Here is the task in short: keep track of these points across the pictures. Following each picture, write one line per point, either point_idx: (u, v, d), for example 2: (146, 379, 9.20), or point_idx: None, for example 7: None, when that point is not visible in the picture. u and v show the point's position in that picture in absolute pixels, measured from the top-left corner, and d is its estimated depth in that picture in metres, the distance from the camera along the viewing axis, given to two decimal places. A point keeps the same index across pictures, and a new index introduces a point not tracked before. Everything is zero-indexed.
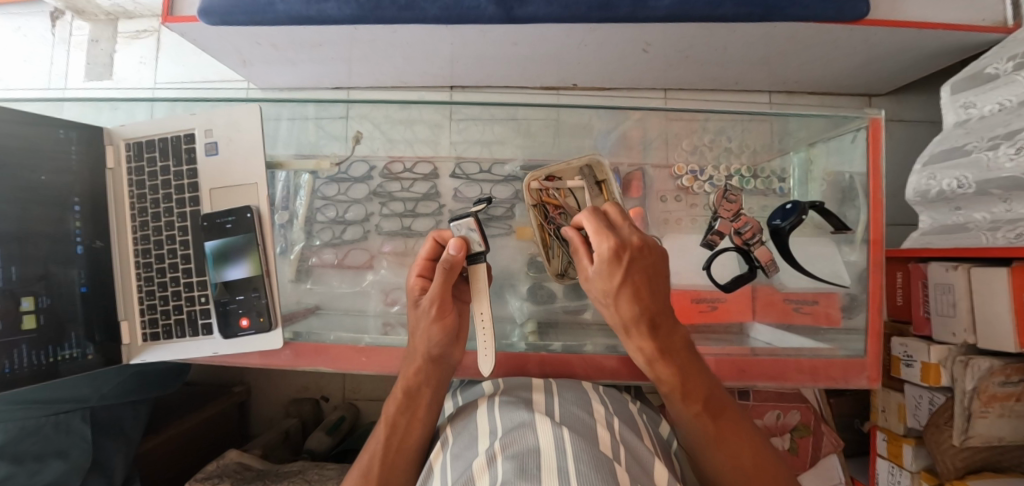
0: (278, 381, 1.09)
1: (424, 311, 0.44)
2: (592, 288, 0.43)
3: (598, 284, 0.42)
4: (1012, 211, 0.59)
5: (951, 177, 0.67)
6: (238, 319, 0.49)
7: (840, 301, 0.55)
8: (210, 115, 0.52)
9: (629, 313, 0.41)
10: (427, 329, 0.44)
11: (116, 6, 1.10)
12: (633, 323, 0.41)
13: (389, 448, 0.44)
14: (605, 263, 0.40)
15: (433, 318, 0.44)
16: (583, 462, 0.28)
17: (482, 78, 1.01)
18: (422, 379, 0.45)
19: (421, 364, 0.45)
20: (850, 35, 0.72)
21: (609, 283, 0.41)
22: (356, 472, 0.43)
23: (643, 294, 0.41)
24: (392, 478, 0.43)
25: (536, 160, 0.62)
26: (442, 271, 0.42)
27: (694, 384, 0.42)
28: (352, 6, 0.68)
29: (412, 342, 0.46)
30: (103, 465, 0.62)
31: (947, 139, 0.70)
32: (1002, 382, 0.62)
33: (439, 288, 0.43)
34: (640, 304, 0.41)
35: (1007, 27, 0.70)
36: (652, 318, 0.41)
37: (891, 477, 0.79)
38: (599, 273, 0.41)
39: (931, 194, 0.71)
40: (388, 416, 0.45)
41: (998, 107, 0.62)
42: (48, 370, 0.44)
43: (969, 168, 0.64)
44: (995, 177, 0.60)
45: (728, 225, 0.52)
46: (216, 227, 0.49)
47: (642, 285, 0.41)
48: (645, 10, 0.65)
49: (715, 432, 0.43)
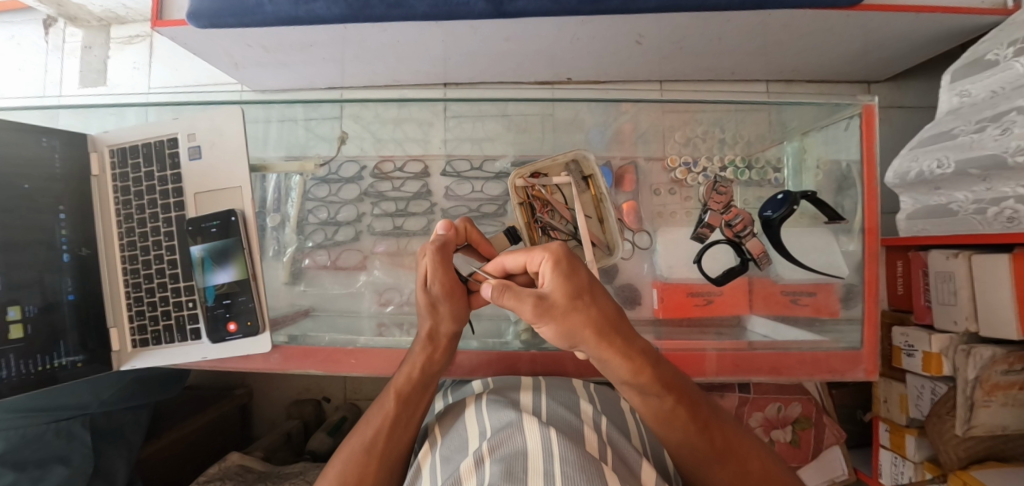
0: (279, 383, 1.09)
1: (436, 297, 0.37)
2: (557, 316, 0.27)
3: (563, 295, 0.27)
4: (994, 190, 0.58)
5: (932, 158, 0.65)
6: (226, 324, 0.49)
7: (838, 292, 0.54)
8: (193, 119, 0.51)
9: (603, 307, 0.30)
10: (450, 311, 0.39)
11: (107, 12, 1.10)
12: (611, 330, 0.30)
13: (394, 423, 0.42)
14: (566, 262, 0.28)
15: (449, 301, 0.38)
16: (569, 463, 0.28)
17: (475, 75, 1.01)
18: (443, 359, 0.42)
19: (443, 343, 0.41)
20: (847, 21, 0.71)
21: (578, 289, 0.28)
22: (358, 444, 0.41)
23: (604, 297, 0.30)
24: (395, 445, 0.42)
25: (528, 156, 0.62)
26: (434, 253, 0.36)
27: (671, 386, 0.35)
28: (340, 6, 0.67)
29: (429, 324, 0.40)
30: (104, 471, 0.61)
31: (936, 125, 0.69)
32: (1005, 370, 0.61)
33: (445, 270, 0.36)
34: (606, 300, 0.30)
35: (1005, 9, 0.68)
36: (620, 317, 0.31)
37: (893, 468, 0.78)
38: (560, 279, 0.27)
39: (911, 177, 0.69)
40: (395, 393, 0.42)
41: (992, 93, 0.60)
42: (37, 379, 0.43)
43: (953, 149, 0.62)
44: (977, 156, 0.58)
45: (719, 217, 0.52)
46: (202, 231, 0.49)
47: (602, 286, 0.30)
48: (636, 3, 0.64)
49: (710, 427, 0.37)
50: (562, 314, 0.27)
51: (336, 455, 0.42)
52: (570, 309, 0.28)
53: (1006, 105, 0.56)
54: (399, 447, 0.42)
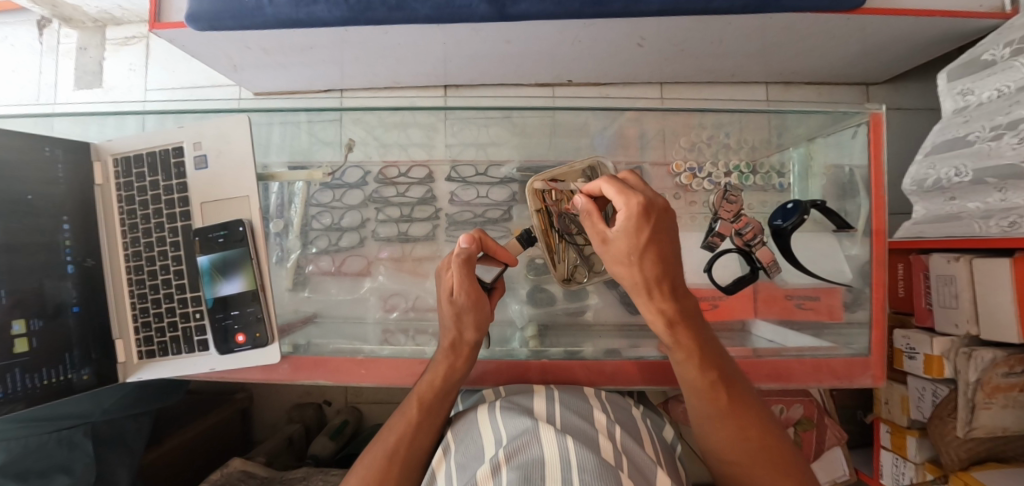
0: (279, 387, 1.09)
1: (461, 306, 0.41)
2: (610, 252, 0.37)
3: (624, 240, 0.35)
4: (1007, 200, 0.58)
5: (950, 166, 0.65)
6: (235, 336, 0.49)
7: (843, 297, 0.54)
8: (199, 127, 0.51)
9: (667, 261, 0.36)
10: (473, 321, 0.42)
11: (103, 13, 1.08)
12: (657, 284, 0.36)
13: (416, 431, 0.42)
14: (634, 220, 0.34)
15: (474, 310, 0.41)
16: (588, 471, 0.28)
17: (476, 77, 1.00)
18: (465, 367, 0.43)
19: (467, 352, 0.43)
20: (847, 25, 0.71)
21: (635, 242, 0.35)
22: (380, 451, 0.41)
23: (666, 254, 0.36)
24: (417, 453, 0.41)
25: (534, 161, 0.61)
26: (460, 266, 0.40)
27: (708, 352, 0.39)
28: (341, 9, 0.66)
29: (453, 332, 0.42)
30: (108, 479, 0.61)
31: (946, 129, 0.68)
32: (1005, 373, 0.61)
33: (470, 281, 0.41)
34: (661, 259, 0.36)
35: (1004, 12, 0.69)
36: (673, 275, 0.36)
37: (895, 469, 0.79)
38: (624, 232, 0.35)
39: (928, 184, 0.69)
40: (418, 401, 0.42)
41: (998, 93, 0.60)
42: (44, 393, 0.43)
43: (969, 157, 0.62)
44: (993, 165, 0.59)
45: (729, 226, 0.51)
46: (209, 241, 0.49)
47: (666, 248, 0.36)
48: (639, 6, 0.64)
49: (731, 404, 0.38)
50: (617, 257, 0.37)
51: (359, 461, 0.42)
52: (620, 257, 0.36)
53: (1021, 112, 0.55)
54: (422, 454, 0.42)
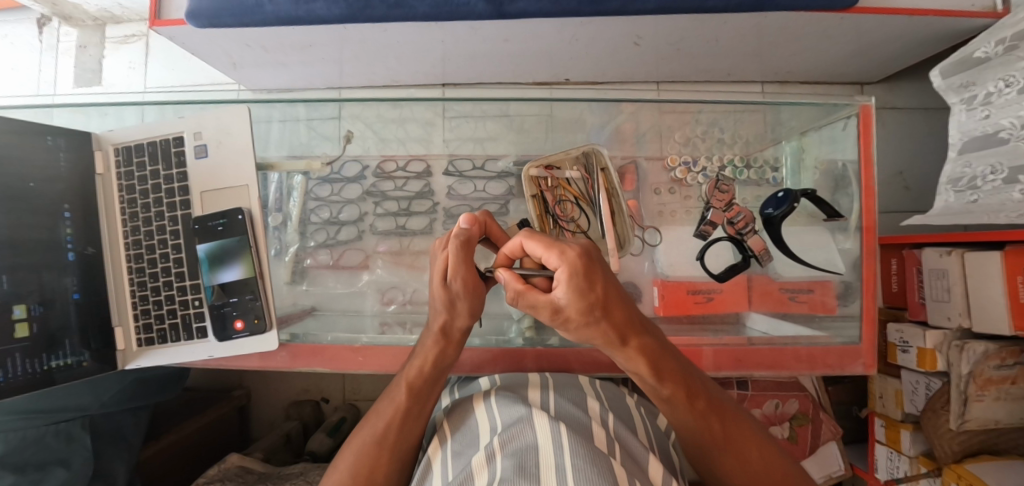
0: (277, 385, 1.09)
1: (455, 294, 0.35)
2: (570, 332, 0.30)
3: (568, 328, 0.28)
4: None
5: (985, 165, 0.65)
6: (234, 322, 0.49)
7: (835, 289, 0.55)
8: (200, 118, 0.51)
9: (611, 328, 0.27)
10: (467, 308, 0.37)
11: (103, 11, 1.09)
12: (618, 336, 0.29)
13: (405, 416, 0.42)
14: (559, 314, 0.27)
15: (469, 298, 0.37)
16: (579, 455, 0.29)
17: (475, 76, 1.02)
18: (456, 352, 0.42)
19: (457, 339, 0.41)
20: (841, 24, 0.72)
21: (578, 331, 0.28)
22: (370, 436, 0.41)
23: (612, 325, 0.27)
24: (405, 439, 0.42)
25: (529, 155, 0.62)
26: (459, 249, 0.34)
27: (677, 385, 0.35)
28: (341, 6, 0.67)
29: (442, 320, 0.39)
30: (103, 474, 0.60)
31: (967, 125, 0.69)
32: (997, 366, 0.63)
33: (469, 269, 0.34)
34: (618, 319, 0.27)
35: (996, 12, 0.70)
36: (624, 334, 0.29)
37: (890, 463, 0.79)
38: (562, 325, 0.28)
39: (965, 183, 0.69)
40: (407, 386, 0.42)
41: (1010, 88, 0.60)
42: (43, 379, 0.44)
43: (1004, 156, 0.62)
44: None
45: (721, 214, 0.55)
46: (208, 230, 0.49)
47: (614, 313, 0.27)
48: (635, 5, 0.65)
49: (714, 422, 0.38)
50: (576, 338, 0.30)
51: (348, 444, 0.43)
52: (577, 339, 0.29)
53: None
54: (411, 438, 0.43)
